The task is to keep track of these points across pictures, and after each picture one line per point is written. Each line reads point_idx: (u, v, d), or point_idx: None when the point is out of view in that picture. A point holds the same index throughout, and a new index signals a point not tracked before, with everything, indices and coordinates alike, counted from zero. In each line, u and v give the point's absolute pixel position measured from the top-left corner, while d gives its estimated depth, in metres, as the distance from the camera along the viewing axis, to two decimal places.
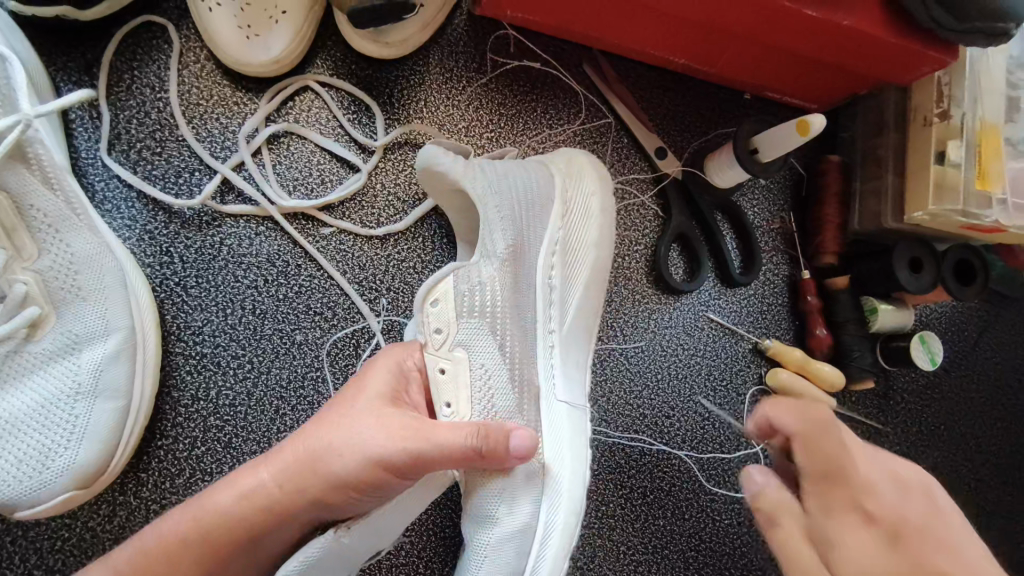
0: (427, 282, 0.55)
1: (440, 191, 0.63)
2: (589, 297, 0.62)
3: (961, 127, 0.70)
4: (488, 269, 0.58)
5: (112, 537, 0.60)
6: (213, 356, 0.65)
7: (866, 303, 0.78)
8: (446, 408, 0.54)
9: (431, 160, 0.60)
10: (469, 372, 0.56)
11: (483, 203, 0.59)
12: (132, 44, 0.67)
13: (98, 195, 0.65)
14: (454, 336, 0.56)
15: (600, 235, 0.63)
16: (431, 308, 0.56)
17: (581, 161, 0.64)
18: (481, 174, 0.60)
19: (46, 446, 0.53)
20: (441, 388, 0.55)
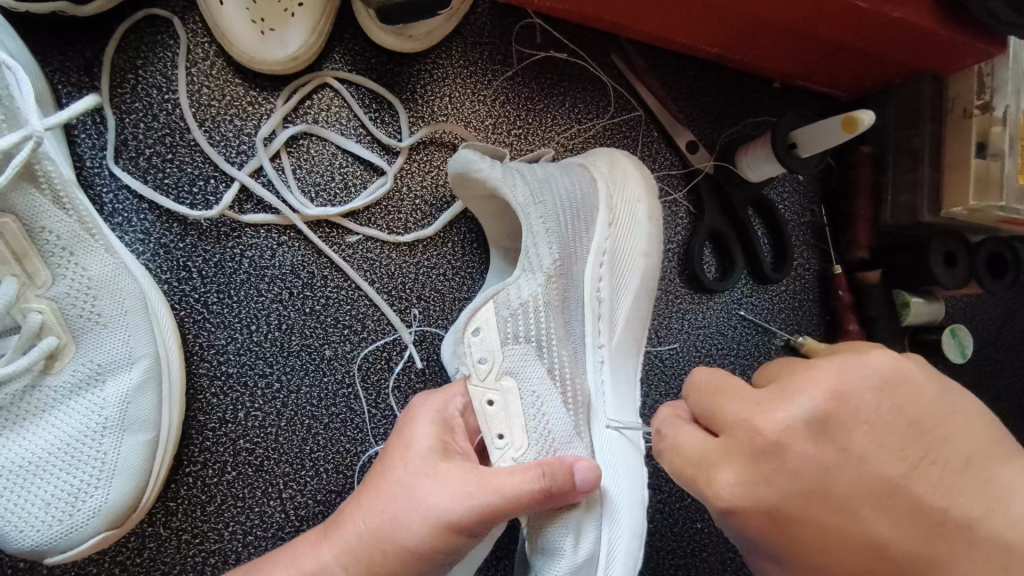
0: (467, 310, 0.55)
1: (472, 199, 0.60)
2: (639, 308, 0.62)
3: (1002, 121, 0.69)
4: (532, 286, 0.57)
5: (143, 571, 0.58)
6: (240, 376, 0.62)
7: (897, 297, 0.78)
8: (500, 441, 0.53)
9: (465, 165, 0.56)
10: (520, 400, 0.55)
11: (526, 211, 0.57)
12: (134, 41, 0.61)
13: (107, 208, 0.60)
14: (501, 365, 0.55)
15: (648, 244, 0.62)
16: (475, 337, 0.55)
17: (625, 167, 0.64)
18: (518, 176, 0.58)
19: (74, 487, 0.50)
20: (492, 419, 0.54)
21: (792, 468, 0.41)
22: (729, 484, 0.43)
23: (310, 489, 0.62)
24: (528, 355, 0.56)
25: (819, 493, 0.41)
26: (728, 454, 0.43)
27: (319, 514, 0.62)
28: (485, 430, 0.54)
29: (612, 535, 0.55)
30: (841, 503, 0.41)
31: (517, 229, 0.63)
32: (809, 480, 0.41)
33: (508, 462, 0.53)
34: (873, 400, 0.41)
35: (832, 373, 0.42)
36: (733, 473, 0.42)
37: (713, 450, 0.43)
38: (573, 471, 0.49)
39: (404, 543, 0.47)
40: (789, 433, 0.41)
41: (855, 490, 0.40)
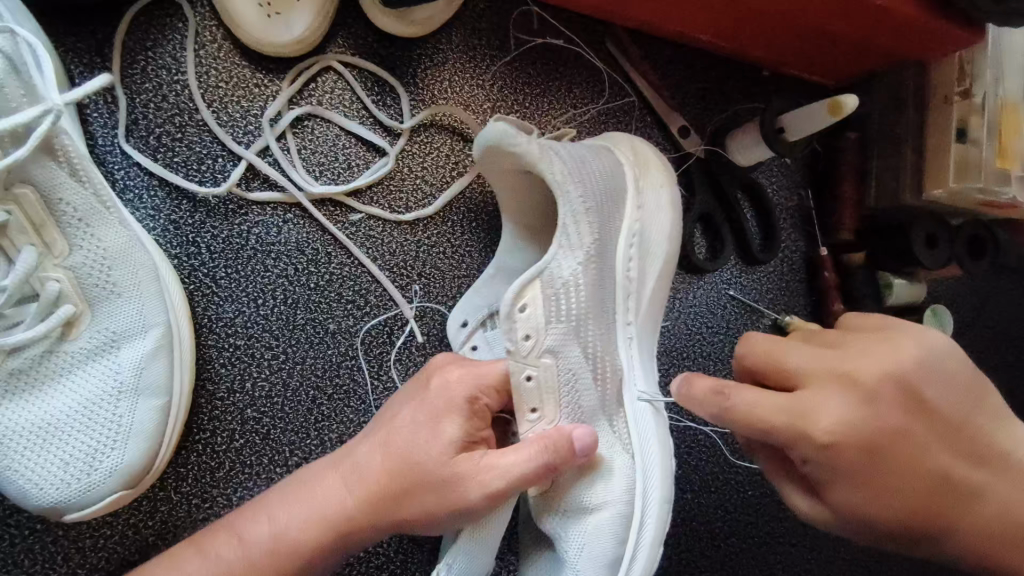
0: (514, 287, 0.56)
1: (497, 172, 0.62)
2: (660, 290, 0.64)
3: (982, 107, 0.72)
4: (571, 262, 0.59)
5: (154, 533, 0.60)
6: (247, 348, 0.64)
7: (881, 279, 0.80)
8: (532, 414, 0.55)
9: (507, 140, 0.57)
10: (557, 376, 0.56)
11: (565, 191, 0.58)
12: (144, 23, 0.63)
13: (119, 184, 0.62)
14: (543, 342, 0.56)
15: (669, 231, 0.65)
16: (520, 312, 0.56)
17: (647, 153, 0.67)
18: (557, 155, 0.59)
19: (91, 448, 0.52)
20: (527, 395, 0.55)
21: (905, 409, 0.50)
22: (831, 422, 0.49)
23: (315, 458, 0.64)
24: (568, 334, 0.58)
25: (897, 432, 0.50)
26: (823, 393, 0.50)
27: None
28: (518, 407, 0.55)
29: (643, 497, 0.56)
30: (915, 439, 0.51)
31: (536, 204, 0.64)
32: (896, 420, 0.50)
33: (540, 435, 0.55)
34: (920, 359, 0.51)
35: (900, 343, 0.51)
36: (834, 409, 0.50)
37: (806, 394, 0.50)
38: (569, 437, 0.52)
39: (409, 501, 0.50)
40: (881, 380, 0.50)
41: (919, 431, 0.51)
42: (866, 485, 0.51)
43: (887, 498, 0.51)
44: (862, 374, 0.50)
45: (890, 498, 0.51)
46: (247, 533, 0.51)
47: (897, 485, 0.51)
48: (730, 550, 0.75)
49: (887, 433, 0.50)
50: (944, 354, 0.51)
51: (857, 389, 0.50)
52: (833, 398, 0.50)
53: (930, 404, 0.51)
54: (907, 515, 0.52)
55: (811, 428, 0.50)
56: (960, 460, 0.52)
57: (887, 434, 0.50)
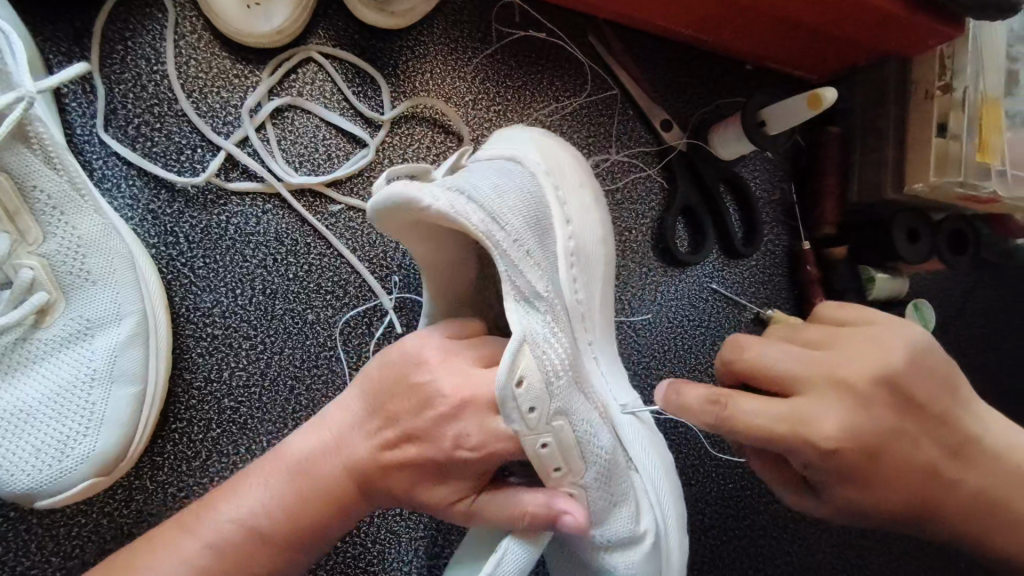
0: (505, 363, 0.48)
1: (401, 232, 0.54)
2: (600, 292, 0.64)
3: (962, 101, 0.71)
4: (538, 321, 0.53)
5: (130, 521, 0.60)
6: (224, 338, 0.64)
7: (863, 272, 0.80)
8: (558, 472, 0.51)
9: (409, 201, 0.49)
10: (573, 430, 0.52)
11: (492, 240, 0.53)
12: (123, 13, 0.63)
13: (96, 173, 0.62)
14: (552, 407, 0.51)
15: (600, 231, 0.65)
16: (520, 388, 0.49)
17: (558, 153, 0.65)
18: (472, 203, 0.53)
19: (63, 434, 0.52)
20: (547, 459, 0.51)
21: (892, 405, 0.51)
22: (831, 428, 0.50)
23: None
24: (567, 389, 0.52)
25: (888, 432, 0.51)
26: (823, 399, 0.50)
27: None
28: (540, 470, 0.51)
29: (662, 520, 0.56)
30: (903, 436, 0.52)
31: (453, 264, 0.58)
32: (886, 422, 0.51)
33: (570, 486, 0.52)
34: (907, 360, 0.51)
35: (885, 346, 0.52)
36: (829, 416, 0.50)
37: (807, 400, 0.50)
38: (556, 519, 0.50)
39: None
40: (868, 380, 0.50)
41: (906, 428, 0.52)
42: (865, 482, 0.52)
43: (876, 495, 0.53)
44: (852, 379, 0.50)
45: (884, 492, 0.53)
46: (254, 522, 0.51)
47: (885, 483, 0.53)
48: (710, 542, 0.75)
49: (881, 433, 0.51)
50: (923, 346, 0.53)
51: (850, 395, 0.50)
52: (828, 410, 0.50)
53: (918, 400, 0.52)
54: (897, 505, 0.54)
55: (815, 435, 0.50)
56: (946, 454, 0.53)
57: (878, 432, 0.51)
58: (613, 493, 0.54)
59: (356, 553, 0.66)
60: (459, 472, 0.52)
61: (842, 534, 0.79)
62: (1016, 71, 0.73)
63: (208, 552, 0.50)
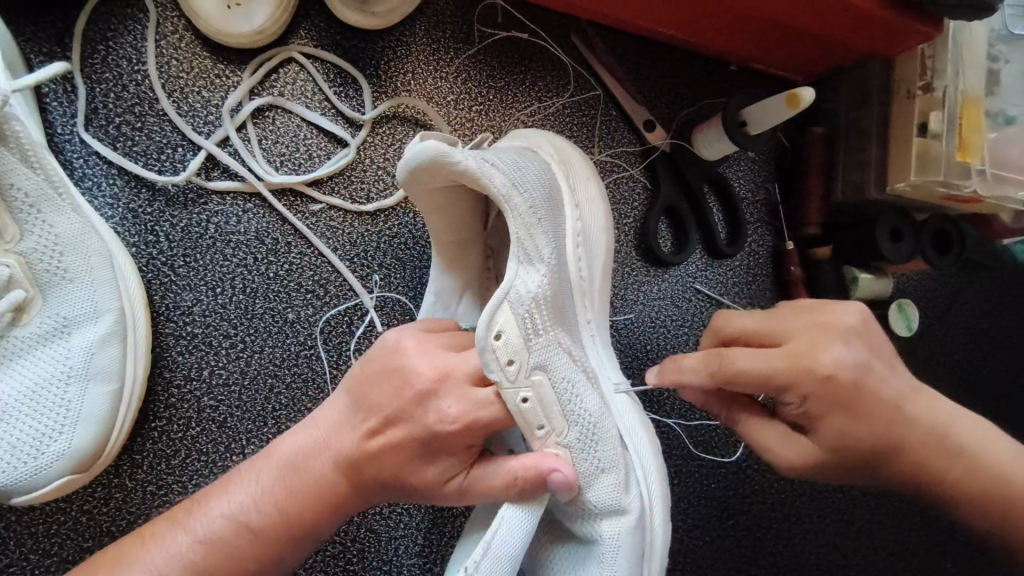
0: (484, 317, 0.49)
1: (426, 189, 0.56)
2: (605, 280, 0.64)
3: (941, 99, 0.71)
4: (533, 278, 0.53)
5: (108, 519, 0.60)
6: (205, 336, 0.64)
7: (846, 273, 0.80)
8: (542, 430, 0.51)
9: (438, 153, 0.51)
10: (553, 389, 0.52)
11: (510, 200, 0.53)
12: (105, 14, 0.64)
13: (77, 173, 0.63)
14: (529, 361, 0.51)
15: (606, 220, 0.65)
16: (498, 341, 0.50)
17: (567, 148, 0.66)
18: (492, 165, 0.53)
19: (39, 431, 0.52)
20: (530, 415, 0.51)
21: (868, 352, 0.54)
22: (829, 359, 0.51)
23: None
24: (550, 345, 0.53)
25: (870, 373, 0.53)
26: (812, 342, 0.52)
27: None
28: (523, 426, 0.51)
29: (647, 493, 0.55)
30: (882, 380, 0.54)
31: (460, 221, 0.60)
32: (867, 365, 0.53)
33: (555, 447, 0.52)
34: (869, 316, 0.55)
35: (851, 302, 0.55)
36: (826, 355, 0.52)
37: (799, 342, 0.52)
38: (545, 479, 0.49)
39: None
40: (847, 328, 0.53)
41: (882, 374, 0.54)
42: (849, 414, 0.53)
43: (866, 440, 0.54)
44: (831, 323, 0.53)
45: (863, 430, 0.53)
46: (243, 518, 0.52)
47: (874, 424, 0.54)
48: (693, 542, 0.75)
49: (869, 368, 0.53)
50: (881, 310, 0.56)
51: (841, 330, 0.53)
52: (829, 345, 0.52)
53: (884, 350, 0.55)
54: (877, 447, 0.54)
55: (813, 369, 0.51)
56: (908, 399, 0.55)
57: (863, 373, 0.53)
58: (599, 458, 0.53)
59: (335, 552, 0.66)
60: (448, 451, 0.51)
61: (826, 535, 0.79)
62: (995, 72, 0.73)
63: (200, 546, 0.51)
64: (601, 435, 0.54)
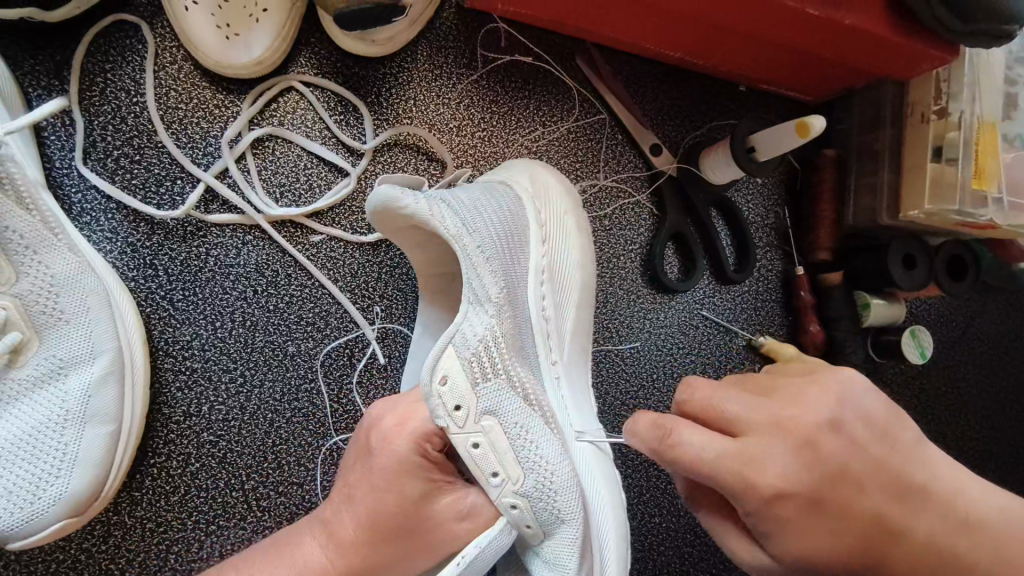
0: (427, 361, 0.50)
1: (395, 232, 0.57)
2: (579, 319, 0.62)
3: (958, 123, 0.69)
4: (483, 323, 0.54)
5: (108, 557, 0.60)
6: (204, 371, 0.64)
7: (859, 298, 0.78)
8: (495, 478, 0.51)
9: (389, 201, 0.52)
10: (504, 436, 0.52)
11: (458, 241, 0.54)
12: (103, 45, 0.63)
13: (75, 208, 0.62)
14: (477, 406, 0.52)
15: (581, 255, 0.64)
16: (444, 385, 0.51)
17: (547, 180, 0.64)
18: (444, 206, 0.55)
19: (35, 477, 0.52)
20: (480, 460, 0.51)
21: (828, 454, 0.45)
22: (774, 475, 0.45)
23: (273, 481, 0.64)
24: (501, 390, 0.53)
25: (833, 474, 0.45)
26: (767, 441, 0.45)
27: (281, 505, 0.64)
28: (475, 472, 0.51)
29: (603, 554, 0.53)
30: (851, 477, 0.46)
31: (442, 255, 0.60)
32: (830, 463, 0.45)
33: (511, 496, 0.51)
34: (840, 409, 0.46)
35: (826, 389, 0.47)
36: (776, 465, 0.45)
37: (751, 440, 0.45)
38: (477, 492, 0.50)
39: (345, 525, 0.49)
40: (816, 427, 0.46)
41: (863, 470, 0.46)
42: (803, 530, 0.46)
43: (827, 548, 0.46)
44: (796, 421, 0.46)
45: (826, 541, 0.46)
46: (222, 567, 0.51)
47: (836, 535, 0.46)
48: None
49: (831, 474, 0.45)
50: (862, 386, 0.48)
51: (796, 432, 0.45)
52: (772, 454, 0.45)
53: (861, 443, 0.46)
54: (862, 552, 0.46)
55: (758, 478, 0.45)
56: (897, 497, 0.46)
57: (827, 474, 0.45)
58: (560, 510, 0.52)
59: None
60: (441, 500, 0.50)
61: None
62: (1013, 95, 0.72)
63: None
64: (558, 486, 0.52)
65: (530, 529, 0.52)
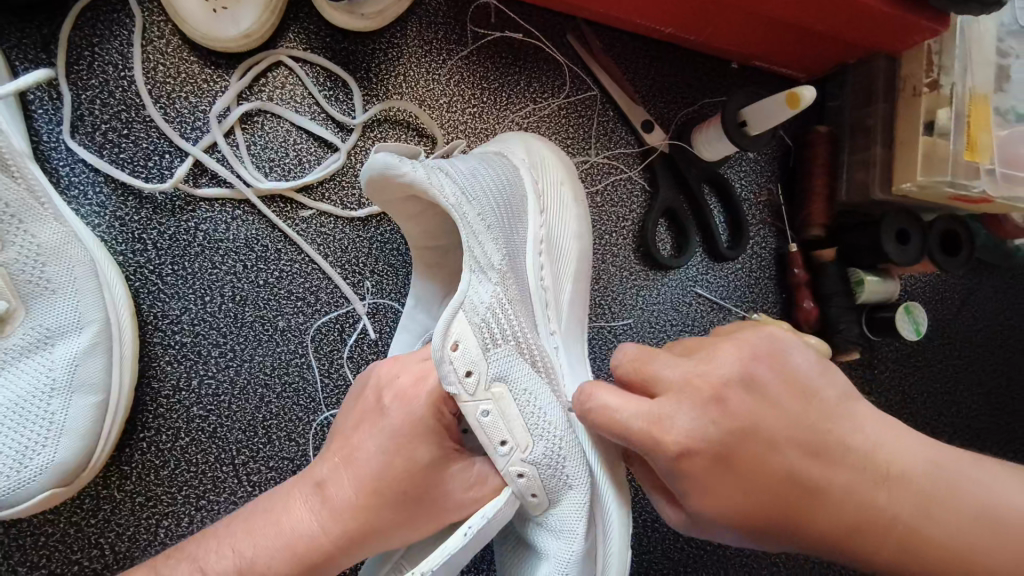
0: (439, 326, 0.48)
1: (391, 203, 0.57)
2: (576, 289, 0.62)
3: (950, 97, 0.69)
4: (488, 289, 0.53)
5: (96, 531, 0.60)
6: (193, 345, 0.63)
7: (852, 275, 0.77)
8: (503, 447, 0.49)
9: (388, 169, 0.51)
10: (515, 403, 0.50)
11: (461, 211, 0.53)
12: (91, 19, 0.63)
13: (63, 181, 0.62)
14: (489, 372, 0.49)
15: (578, 226, 0.63)
16: (456, 351, 0.48)
17: (543, 152, 0.64)
18: (442, 174, 0.54)
19: (22, 446, 0.51)
20: (490, 429, 0.49)
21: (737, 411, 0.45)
22: (680, 433, 0.45)
23: (263, 456, 0.64)
24: (510, 356, 0.51)
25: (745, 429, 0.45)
26: (676, 401, 0.46)
27: (271, 479, 0.64)
28: (484, 442, 0.49)
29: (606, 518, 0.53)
30: (764, 435, 0.45)
31: (438, 228, 0.59)
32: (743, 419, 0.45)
33: (518, 465, 0.49)
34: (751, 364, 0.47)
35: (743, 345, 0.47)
36: (682, 422, 0.45)
37: (663, 400, 0.46)
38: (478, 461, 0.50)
39: (330, 495, 0.49)
40: (726, 384, 0.46)
41: (776, 426, 0.46)
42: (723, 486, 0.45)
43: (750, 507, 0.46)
44: (707, 378, 0.46)
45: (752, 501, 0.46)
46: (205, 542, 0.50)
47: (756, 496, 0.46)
48: (694, 551, 0.74)
49: (734, 433, 0.45)
50: (781, 343, 0.48)
51: (705, 390, 0.45)
52: (679, 411, 0.45)
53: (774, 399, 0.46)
54: (769, 518, 0.46)
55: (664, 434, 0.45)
56: (807, 457, 0.46)
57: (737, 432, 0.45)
58: (567, 474, 0.50)
59: None
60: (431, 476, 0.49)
61: None
62: (1005, 67, 0.71)
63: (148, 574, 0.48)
64: (568, 451, 0.50)
65: (535, 498, 0.50)
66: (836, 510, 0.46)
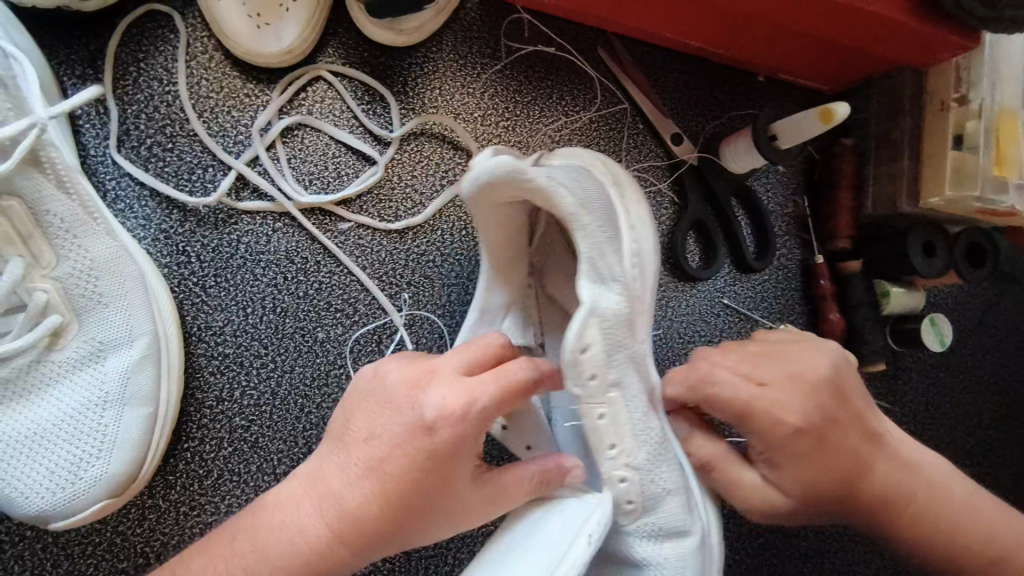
0: (575, 326, 0.49)
1: (487, 204, 0.55)
2: None
3: (978, 110, 0.71)
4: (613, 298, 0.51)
5: (143, 540, 0.61)
6: (236, 356, 0.64)
7: (878, 288, 0.79)
8: (610, 450, 0.50)
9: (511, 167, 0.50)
10: (627, 410, 0.51)
11: (583, 214, 0.52)
12: (137, 35, 0.64)
13: (110, 194, 0.63)
14: (609, 376, 0.50)
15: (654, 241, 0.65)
16: (583, 354, 0.49)
17: None
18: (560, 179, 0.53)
19: (76, 457, 0.53)
20: (603, 431, 0.50)
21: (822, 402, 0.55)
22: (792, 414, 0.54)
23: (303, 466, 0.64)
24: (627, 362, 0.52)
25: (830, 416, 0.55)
26: (783, 390, 0.55)
27: None
28: (593, 443, 0.50)
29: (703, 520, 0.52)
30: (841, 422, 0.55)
31: (514, 235, 0.59)
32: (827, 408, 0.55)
33: (623, 469, 0.50)
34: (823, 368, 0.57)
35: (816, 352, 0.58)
36: (790, 406, 0.54)
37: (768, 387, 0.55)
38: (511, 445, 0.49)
39: None
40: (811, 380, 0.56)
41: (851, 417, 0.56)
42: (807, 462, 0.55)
43: (816, 482, 0.55)
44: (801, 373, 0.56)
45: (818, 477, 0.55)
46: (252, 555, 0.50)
47: (826, 472, 0.55)
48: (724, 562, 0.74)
49: (829, 417, 0.55)
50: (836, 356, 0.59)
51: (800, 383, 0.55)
52: (786, 396, 0.54)
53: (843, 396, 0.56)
54: (830, 492, 0.56)
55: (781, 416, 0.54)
56: (861, 441, 0.56)
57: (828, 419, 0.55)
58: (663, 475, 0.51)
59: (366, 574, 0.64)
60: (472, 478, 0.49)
61: (857, 553, 0.78)
62: None
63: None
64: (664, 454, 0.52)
65: (631, 505, 0.49)
66: (875, 487, 0.57)
